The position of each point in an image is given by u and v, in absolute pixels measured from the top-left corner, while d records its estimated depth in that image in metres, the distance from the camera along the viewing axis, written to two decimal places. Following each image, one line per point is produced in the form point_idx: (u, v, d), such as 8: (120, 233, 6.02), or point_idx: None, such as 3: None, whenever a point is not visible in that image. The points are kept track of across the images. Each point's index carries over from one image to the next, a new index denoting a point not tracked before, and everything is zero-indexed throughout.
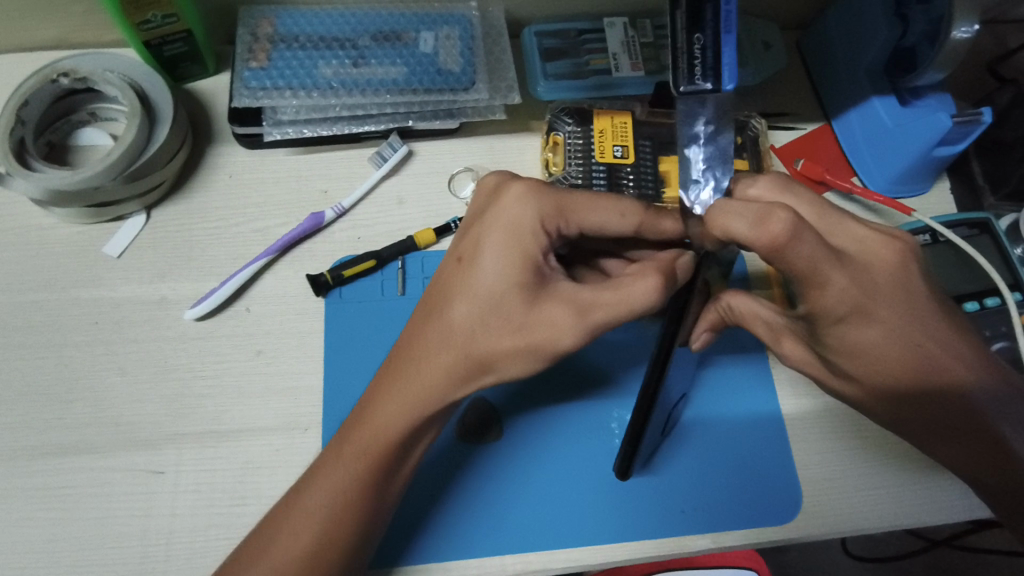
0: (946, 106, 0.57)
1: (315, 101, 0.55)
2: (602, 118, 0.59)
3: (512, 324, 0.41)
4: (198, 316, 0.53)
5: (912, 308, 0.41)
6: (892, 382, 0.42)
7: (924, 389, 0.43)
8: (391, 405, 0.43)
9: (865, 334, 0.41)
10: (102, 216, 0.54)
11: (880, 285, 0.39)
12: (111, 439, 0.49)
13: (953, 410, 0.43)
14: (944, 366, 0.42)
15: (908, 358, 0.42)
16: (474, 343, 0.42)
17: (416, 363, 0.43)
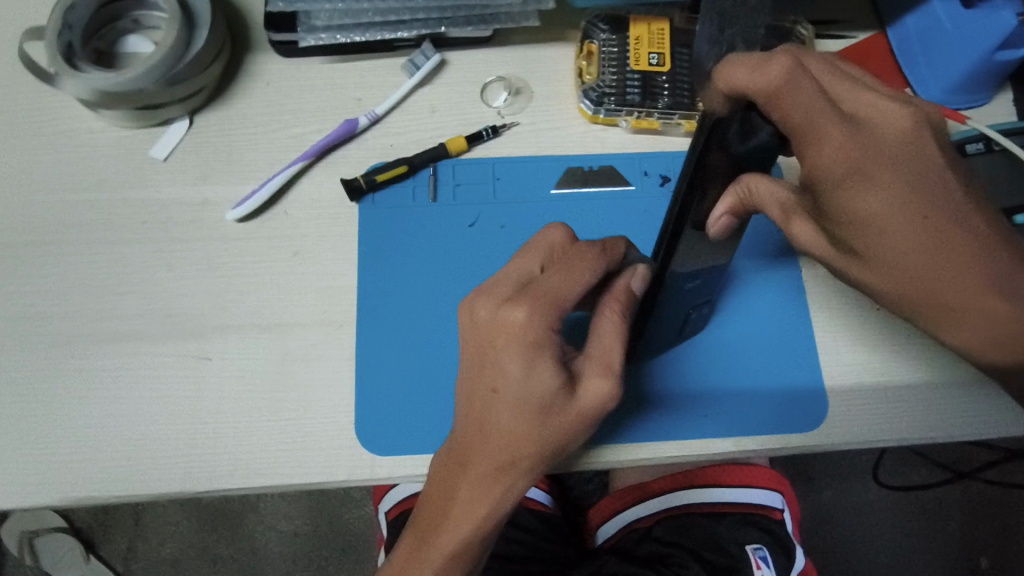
0: (1015, 7, 0.52)
1: (348, 5, 0.55)
2: (638, 25, 0.58)
3: (558, 428, 0.42)
4: (239, 218, 0.55)
5: (923, 181, 0.37)
6: (901, 265, 0.39)
7: (939, 271, 0.38)
8: (499, 488, 0.43)
9: (870, 207, 0.37)
10: (147, 120, 0.56)
11: (884, 155, 0.36)
12: (161, 328, 0.52)
13: (973, 291, 0.38)
14: (966, 246, 0.38)
15: (921, 233, 0.38)
16: (554, 439, 0.42)
17: (489, 450, 0.42)
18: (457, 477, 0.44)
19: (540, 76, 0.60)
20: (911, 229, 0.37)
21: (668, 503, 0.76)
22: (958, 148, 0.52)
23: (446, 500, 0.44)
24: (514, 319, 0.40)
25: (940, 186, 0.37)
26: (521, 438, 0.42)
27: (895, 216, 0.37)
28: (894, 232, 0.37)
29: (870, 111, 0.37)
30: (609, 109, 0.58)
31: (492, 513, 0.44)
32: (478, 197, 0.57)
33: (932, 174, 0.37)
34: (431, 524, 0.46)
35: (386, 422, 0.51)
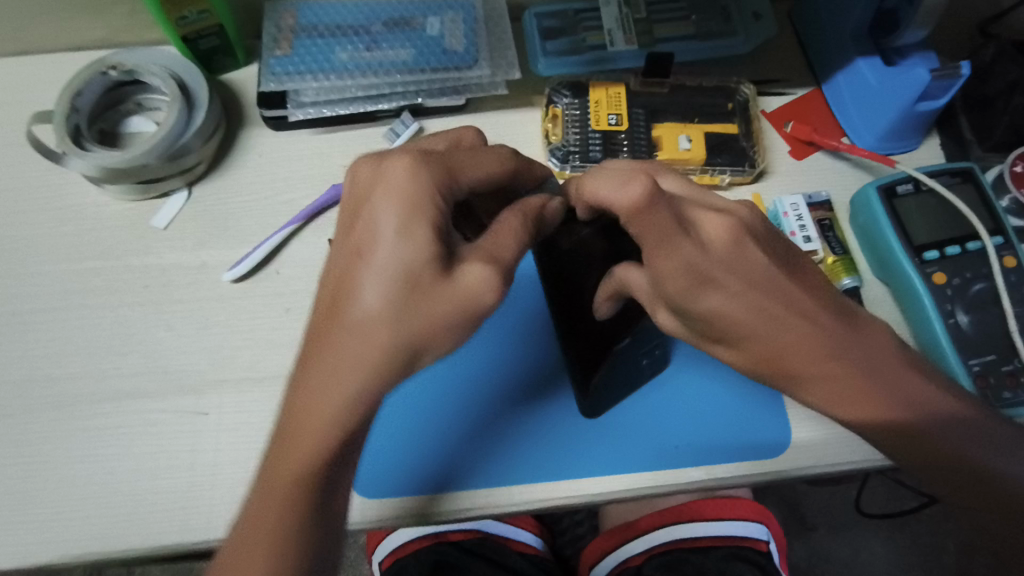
0: (931, 64, 0.59)
1: (333, 83, 0.61)
2: (597, 90, 0.64)
3: (427, 312, 0.41)
4: (235, 278, 0.59)
5: (764, 282, 0.41)
6: (755, 343, 0.44)
7: (784, 348, 0.44)
8: (350, 381, 0.41)
9: (719, 312, 0.42)
10: (149, 193, 0.61)
11: (721, 272, 0.40)
12: (160, 385, 0.55)
13: (813, 361, 0.44)
14: (805, 327, 0.43)
15: (763, 324, 0.42)
16: (416, 322, 0.41)
17: (348, 330, 0.41)
18: (303, 380, 0.42)
19: (511, 138, 0.65)
20: (759, 327, 0.42)
21: (657, 539, 0.77)
22: (889, 189, 0.58)
23: (293, 418, 0.42)
24: (409, 174, 0.42)
25: (779, 285, 0.42)
26: (377, 318, 0.41)
27: (738, 312, 0.42)
28: (750, 332, 0.43)
29: (711, 227, 0.39)
30: (574, 166, 0.62)
31: (339, 418, 0.41)
32: None
33: (764, 274, 0.41)
34: (281, 442, 0.43)
35: (375, 468, 0.53)
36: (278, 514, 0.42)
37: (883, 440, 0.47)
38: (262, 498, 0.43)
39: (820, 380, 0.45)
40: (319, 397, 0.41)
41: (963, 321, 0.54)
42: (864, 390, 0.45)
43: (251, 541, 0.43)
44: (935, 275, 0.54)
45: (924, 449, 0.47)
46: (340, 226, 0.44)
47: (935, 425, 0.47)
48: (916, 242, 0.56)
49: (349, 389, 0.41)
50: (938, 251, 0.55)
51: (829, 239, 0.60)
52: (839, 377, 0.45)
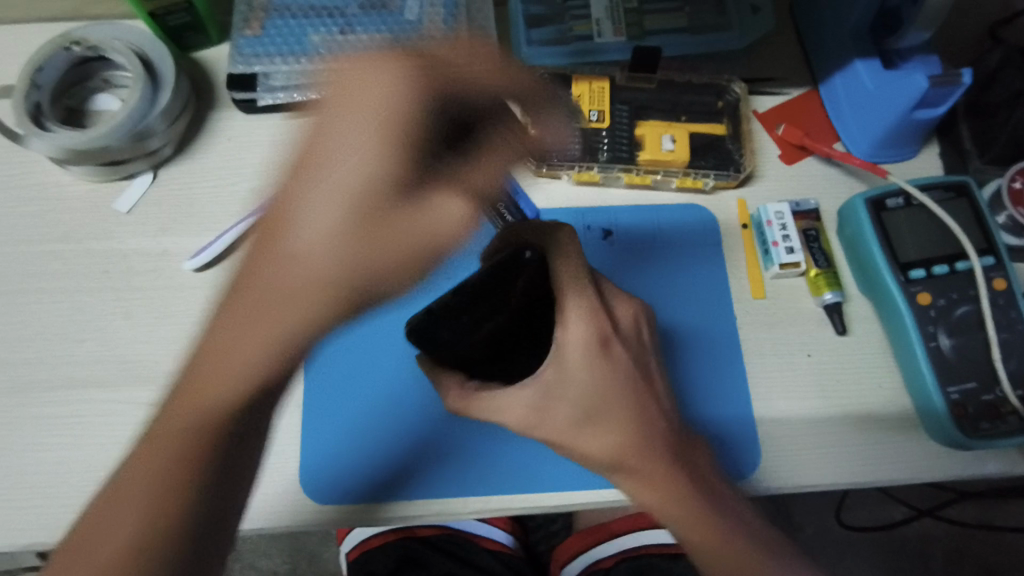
0: (931, 68, 0.56)
1: (303, 67, 0.59)
2: (580, 84, 0.61)
3: (379, 251, 0.45)
4: (196, 267, 0.57)
5: (613, 377, 0.47)
6: (588, 433, 0.46)
7: (619, 442, 0.46)
8: (338, 272, 0.44)
9: (565, 382, 0.46)
10: (112, 175, 0.59)
11: (573, 355, 0.46)
12: (116, 374, 0.54)
13: (653, 462, 0.46)
14: (638, 413, 0.47)
15: (601, 411, 0.46)
16: (349, 263, 0.44)
17: (303, 254, 0.44)
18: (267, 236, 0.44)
19: None
20: (593, 398, 0.46)
21: (628, 543, 0.76)
22: (878, 202, 0.55)
23: (288, 270, 0.43)
24: (417, 91, 0.46)
25: (631, 379, 0.47)
26: (326, 228, 0.43)
27: (579, 384, 0.46)
28: (591, 407, 0.46)
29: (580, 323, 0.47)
30: (552, 164, 0.60)
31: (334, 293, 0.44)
32: None
33: (613, 371, 0.47)
34: (239, 312, 0.43)
35: (333, 467, 0.52)
36: (227, 389, 0.43)
37: (659, 514, 0.47)
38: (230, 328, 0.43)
39: (647, 473, 0.46)
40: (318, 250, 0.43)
41: (944, 344, 0.51)
42: (675, 492, 0.46)
43: (191, 395, 0.44)
44: (919, 296, 0.52)
45: (696, 531, 0.46)
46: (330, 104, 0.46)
47: (716, 514, 0.47)
48: (903, 259, 0.53)
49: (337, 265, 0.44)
50: (925, 270, 0.53)
51: (813, 249, 0.57)
52: (675, 480, 0.46)
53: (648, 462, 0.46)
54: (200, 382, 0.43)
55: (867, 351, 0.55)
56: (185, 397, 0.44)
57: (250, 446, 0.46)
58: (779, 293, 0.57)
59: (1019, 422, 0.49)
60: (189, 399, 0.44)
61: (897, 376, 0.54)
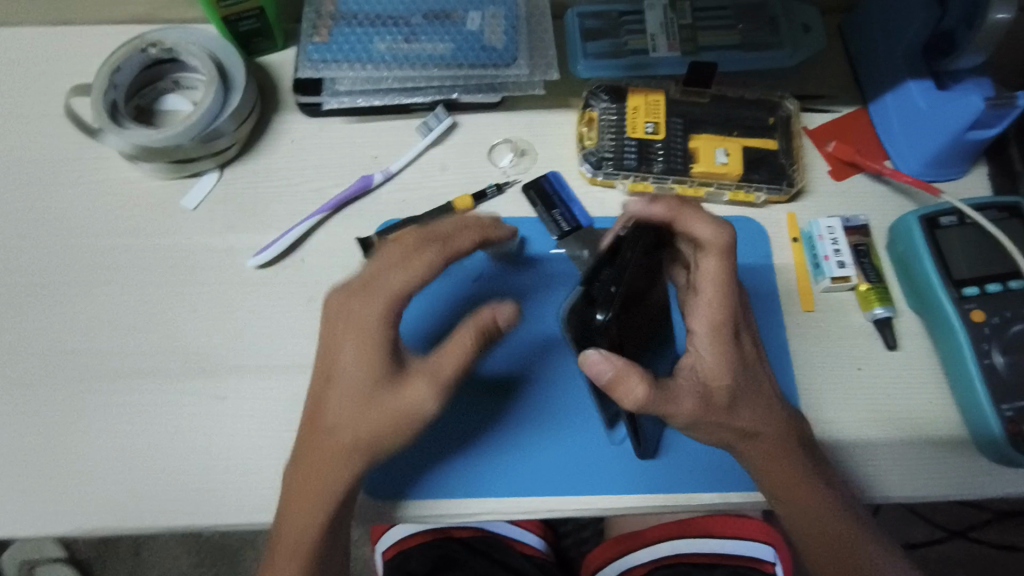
0: (984, 90, 0.57)
1: (369, 73, 0.61)
2: (636, 96, 0.63)
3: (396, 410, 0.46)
4: (260, 264, 0.59)
5: (756, 368, 0.49)
6: (742, 419, 0.47)
7: (772, 435, 0.48)
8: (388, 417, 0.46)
9: (716, 375, 0.47)
10: (181, 172, 0.61)
11: (719, 346, 0.47)
12: (181, 366, 0.56)
13: (789, 457, 0.49)
14: (778, 407, 0.49)
15: (756, 398, 0.48)
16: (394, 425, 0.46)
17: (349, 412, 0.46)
18: (342, 302, 0.48)
19: (544, 139, 0.64)
20: (744, 381, 0.48)
21: (662, 551, 0.77)
22: (932, 220, 0.56)
23: (360, 396, 0.46)
24: (461, 258, 0.51)
25: (766, 370, 0.50)
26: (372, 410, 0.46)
27: (734, 368, 0.47)
28: (738, 394, 0.47)
29: (722, 275, 0.48)
30: (607, 172, 0.61)
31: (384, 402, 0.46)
32: (483, 253, 0.60)
33: (755, 363, 0.49)
34: (355, 412, 0.46)
35: (386, 463, 0.53)
36: (337, 453, 0.47)
37: (776, 502, 0.50)
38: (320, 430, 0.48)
39: (786, 463, 0.49)
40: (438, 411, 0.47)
41: (998, 362, 0.52)
42: (800, 488, 0.49)
43: (313, 429, 0.48)
44: (973, 313, 0.52)
45: (818, 526, 0.49)
46: (326, 326, 0.48)
47: (837, 502, 0.50)
48: (957, 277, 0.54)
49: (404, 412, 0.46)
50: (979, 287, 0.53)
51: (864, 265, 0.58)
52: (811, 473, 0.49)
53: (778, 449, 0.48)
54: (296, 482, 0.48)
55: (917, 367, 0.56)
56: (305, 457, 0.48)
57: (329, 466, 0.47)
58: (829, 307, 0.58)
59: None
60: (293, 505, 0.48)
61: (947, 393, 0.55)
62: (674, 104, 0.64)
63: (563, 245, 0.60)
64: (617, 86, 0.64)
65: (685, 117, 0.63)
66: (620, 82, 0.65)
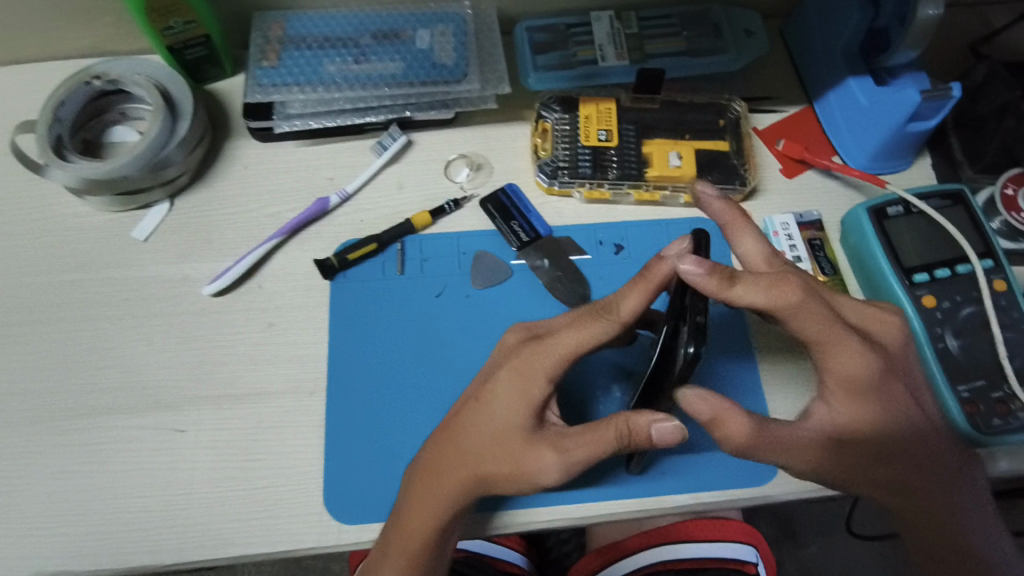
0: (920, 83, 0.60)
1: (320, 95, 0.61)
2: (587, 105, 0.64)
3: (504, 451, 0.47)
4: (216, 292, 0.58)
5: (896, 411, 0.46)
6: (880, 465, 0.47)
7: (918, 477, 0.48)
8: (485, 449, 0.47)
9: (851, 425, 0.46)
10: (130, 203, 0.60)
11: (847, 401, 0.46)
12: (137, 401, 0.54)
13: (937, 494, 0.48)
14: (919, 445, 0.47)
15: (892, 447, 0.46)
16: (490, 457, 0.47)
17: (488, 448, 0.47)
18: (528, 356, 0.48)
19: (500, 153, 0.65)
20: (879, 429, 0.46)
21: (646, 559, 0.75)
22: (880, 211, 0.57)
23: (504, 442, 0.47)
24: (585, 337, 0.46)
25: (910, 407, 0.47)
26: (491, 446, 0.47)
27: (863, 421, 0.46)
28: (884, 445, 0.46)
29: (828, 335, 0.44)
30: (563, 181, 0.62)
31: (487, 439, 0.47)
32: (444, 269, 0.60)
33: (897, 405, 0.46)
34: (485, 458, 0.47)
35: (353, 485, 0.52)
36: (459, 487, 0.47)
37: (926, 540, 0.50)
38: (439, 458, 0.48)
39: (923, 498, 0.49)
40: (555, 484, 0.46)
41: (952, 345, 0.53)
42: (956, 521, 0.49)
43: (445, 455, 0.48)
44: (924, 299, 0.53)
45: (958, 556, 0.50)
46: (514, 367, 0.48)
47: (972, 527, 0.50)
48: (906, 264, 0.55)
49: (515, 447, 0.46)
50: (928, 274, 0.54)
51: (819, 258, 0.59)
52: (946, 509, 0.49)
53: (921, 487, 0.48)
54: (411, 514, 0.48)
55: None
56: (423, 489, 0.48)
57: (428, 497, 0.48)
58: None
59: None
60: (402, 531, 0.48)
61: None
62: (625, 111, 0.65)
63: (524, 256, 0.60)
64: (568, 96, 0.65)
65: (636, 123, 0.64)
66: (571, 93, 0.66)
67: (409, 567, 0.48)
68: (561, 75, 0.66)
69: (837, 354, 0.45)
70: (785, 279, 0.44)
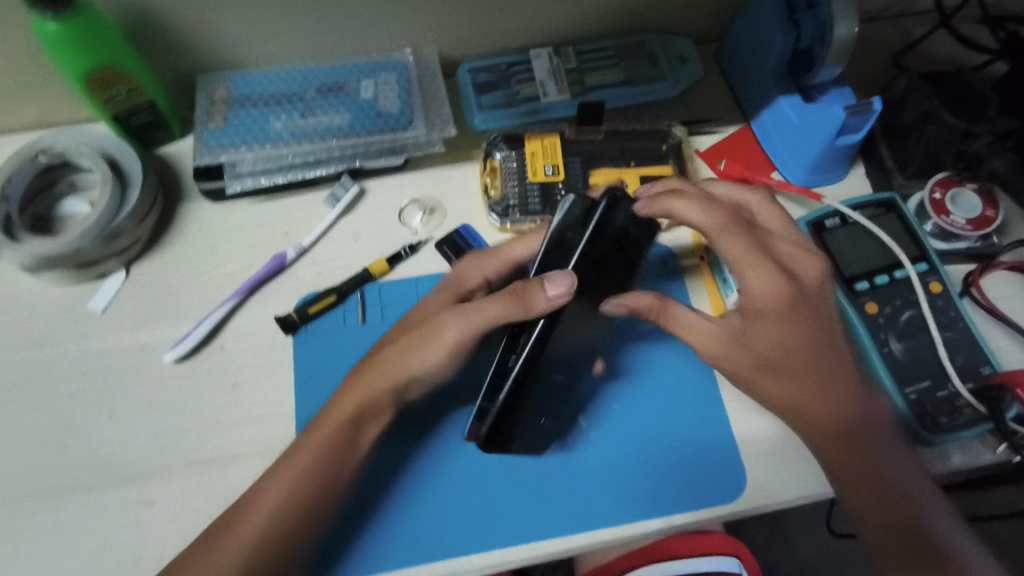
0: (847, 99, 0.62)
1: (269, 152, 0.62)
2: (533, 141, 0.65)
3: (426, 330, 0.51)
4: (177, 357, 0.58)
5: (811, 334, 0.51)
6: (789, 379, 0.51)
7: (822, 392, 0.50)
8: (412, 338, 0.51)
9: (768, 342, 0.51)
10: (86, 276, 0.60)
11: (770, 326, 0.51)
12: (104, 477, 0.54)
13: (844, 416, 0.50)
14: (828, 366, 0.51)
15: (801, 364, 0.51)
16: (417, 337, 0.51)
17: (416, 337, 0.51)
18: (476, 260, 0.56)
19: (451, 195, 0.66)
20: (793, 350, 0.51)
21: None
22: (818, 223, 0.59)
23: (429, 325, 0.51)
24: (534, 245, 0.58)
25: (825, 332, 0.52)
26: (422, 328, 0.51)
27: (777, 341, 0.51)
28: (790, 361, 0.51)
29: (758, 279, 0.52)
30: (514, 219, 0.63)
31: (421, 326, 0.52)
32: (404, 314, 0.61)
33: (816, 328, 0.52)
34: (412, 350, 0.51)
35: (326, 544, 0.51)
36: (384, 383, 0.51)
37: (839, 483, 0.50)
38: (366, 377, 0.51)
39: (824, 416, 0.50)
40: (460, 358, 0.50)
41: (896, 349, 0.55)
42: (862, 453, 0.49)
43: (382, 351, 0.53)
44: (867, 306, 0.56)
45: (873, 502, 0.49)
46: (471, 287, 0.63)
47: (887, 475, 0.49)
48: (848, 273, 0.57)
49: (435, 329, 0.50)
50: (868, 282, 0.57)
51: None
52: (847, 438, 0.50)
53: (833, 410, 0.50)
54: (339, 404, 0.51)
55: None
56: (358, 381, 0.52)
57: (345, 409, 0.50)
58: None
59: (975, 413, 0.52)
60: (322, 422, 0.51)
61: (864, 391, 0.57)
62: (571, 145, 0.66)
63: None
64: (513, 133, 0.66)
65: (581, 155, 0.66)
66: (514, 131, 0.67)
67: (320, 459, 0.49)
68: (503, 113, 0.68)
69: (769, 294, 0.52)
70: (733, 223, 0.53)
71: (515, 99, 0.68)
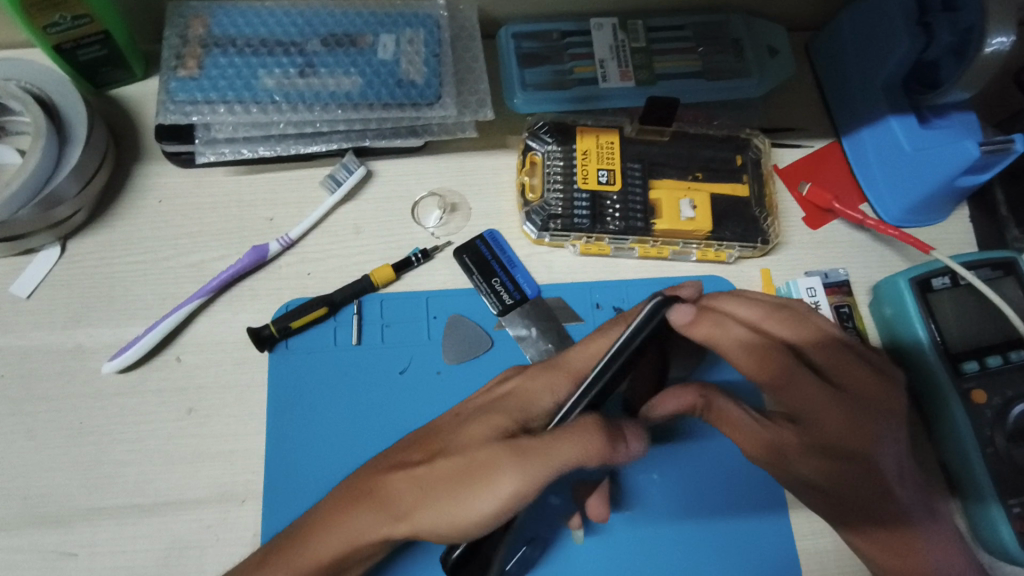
0: (971, 130, 0.50)
1: (255, 117, 0.48)
2: (585, 137, 0.54)
3: (456, 464, 0.38)
4: (118, 369, 0.46)
5: (868, 465, 0.41)
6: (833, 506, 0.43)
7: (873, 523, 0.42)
8: (438, 472, 0.38)
9: (820, 475, 0.41)
10: (9, 250, 0.47)
11: (819, 460, 0.41)
12: (17, 515, 0.43)
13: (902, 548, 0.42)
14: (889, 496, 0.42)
15: (850, 497, 0.42)
16: (438, 468, 0.38)
17: (449, 475, 0.37)
18: (535, 371, 0.43)
19: (478, 190, 0.54)
20: (841, 483, 0.41)
21: None
22: (923, 283, 0.49)
23: (466, 463, 0.37)
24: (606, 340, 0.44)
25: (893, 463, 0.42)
26: (451, 461, 0.38)
27: (820, 471, 0.41)
28: (835, 491, 0.42)
29: (811, 403, 0.41)
30: (554, 233, 0.52)
31: (450, 456, 0.39)
32: (409, 337, 0.49)
33: (879, 458, 0.41)
34: (430, 491, 0.38)
35: None
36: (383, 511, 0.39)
37: None
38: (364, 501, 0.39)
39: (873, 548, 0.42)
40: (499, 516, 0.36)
41: (1003, 448, 0.46)
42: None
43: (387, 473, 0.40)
44: (974, 394, 0.46)
45: None
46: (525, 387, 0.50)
47: None
48: (954, 350, 0.48)
49: (470, 467, 0.37)
50: (978, 362, 0.47)
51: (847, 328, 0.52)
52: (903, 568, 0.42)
53: (886, 530, 0.42)
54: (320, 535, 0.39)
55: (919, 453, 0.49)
56: (347, 505, 0.40)
57: (328, 538, 0.39)
58: None
59: None
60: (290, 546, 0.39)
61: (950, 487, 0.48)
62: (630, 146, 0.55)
63: (506, 322, 0.50)
64: (562, 123, 0.55)
65: (642, 159, 0.54)
66: (565, 120, 0.55)
67: None
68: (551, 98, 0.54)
69: (832, 424, 0.41)
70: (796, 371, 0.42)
71: (566, 79, 0.55)
